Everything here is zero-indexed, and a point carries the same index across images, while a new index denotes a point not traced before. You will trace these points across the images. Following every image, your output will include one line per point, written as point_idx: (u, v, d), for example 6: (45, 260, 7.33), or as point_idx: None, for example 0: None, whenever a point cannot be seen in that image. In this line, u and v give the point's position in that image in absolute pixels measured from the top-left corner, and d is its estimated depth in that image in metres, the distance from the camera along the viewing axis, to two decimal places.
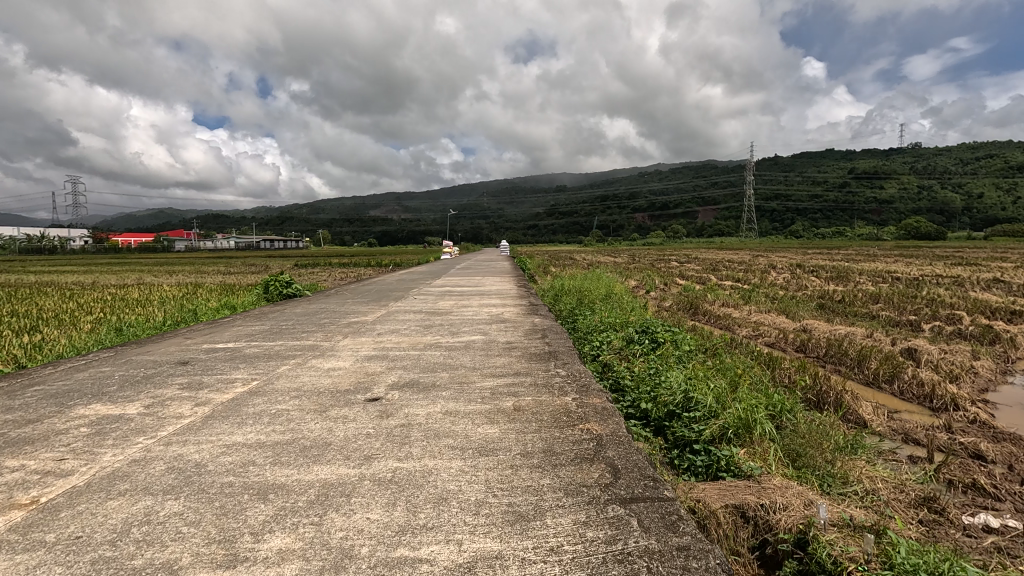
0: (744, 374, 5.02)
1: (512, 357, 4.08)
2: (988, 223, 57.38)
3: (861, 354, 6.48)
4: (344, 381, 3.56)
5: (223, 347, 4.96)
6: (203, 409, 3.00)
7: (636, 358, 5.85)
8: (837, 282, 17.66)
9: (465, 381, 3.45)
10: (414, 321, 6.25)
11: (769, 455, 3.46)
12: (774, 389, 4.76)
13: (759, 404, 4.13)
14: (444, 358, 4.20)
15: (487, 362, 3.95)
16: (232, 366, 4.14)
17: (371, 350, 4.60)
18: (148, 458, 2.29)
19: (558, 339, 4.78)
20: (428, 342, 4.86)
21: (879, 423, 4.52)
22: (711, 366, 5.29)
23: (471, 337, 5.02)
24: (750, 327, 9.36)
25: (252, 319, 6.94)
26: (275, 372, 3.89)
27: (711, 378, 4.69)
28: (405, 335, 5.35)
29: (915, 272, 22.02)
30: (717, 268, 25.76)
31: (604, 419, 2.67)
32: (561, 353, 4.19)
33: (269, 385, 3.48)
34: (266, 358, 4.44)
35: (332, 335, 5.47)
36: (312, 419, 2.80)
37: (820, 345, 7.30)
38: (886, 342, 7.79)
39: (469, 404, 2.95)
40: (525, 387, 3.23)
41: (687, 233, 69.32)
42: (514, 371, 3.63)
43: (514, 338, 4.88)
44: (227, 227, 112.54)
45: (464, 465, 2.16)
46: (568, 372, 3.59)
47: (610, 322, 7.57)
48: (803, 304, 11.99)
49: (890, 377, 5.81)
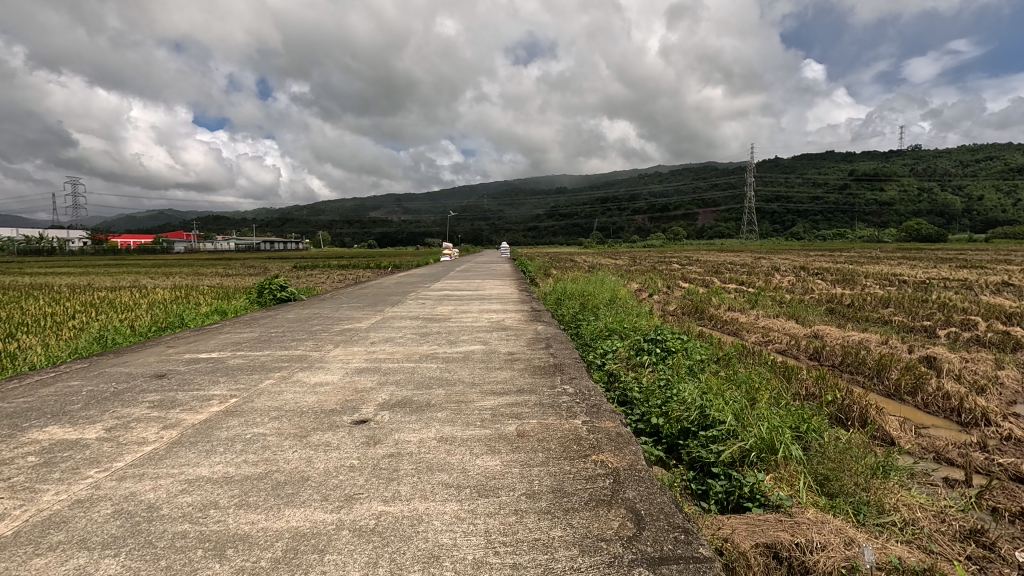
0: (762, 386, 4.71)
1: (515, 371, 3.77)
2: (989, 225, 57.14)
3: (880, 364, 6.19)
4: (331, 399, 3.25)
5: (205, 358, 4.62)
6: (169, 434, 2.69)
7: (645, 368, 5.55)
8: (842, 285, 17.38)
9: (463, 400, 3.14)
10: (410, 328, 5.93)
11: (797, 482, 3.15)
12: (795, 403, 4.46)
13: (783, 422, 3.82)
14: (441, 371, 3.89)
15: (488, 377, 3.65)
16: (212, 380, 3.82)
17: (363, 362, 4.29)
18: (93, 499, 1.98)
19: (562, 350, 4.48)
20: (424, 353, 4.54)
21: (909, 441, 4.21)
22: (725, 377, 4.99)
23: (469, 348, 4.70)
24: (760, 333, 9.06)
25: (241, 325, 6.63)
26: (257, 387, 3.57)
27: (727, 392, 4.39)
28: (400, 344, 5.04)
29: (920, 274, 21.77)
30: (720, 270, 25.48)
31: (619, 448, 2.36)
32: (567, 366, 3.88)
33: (248, 404, 3.17)
34: (249, 370, 4.12)
35: (324, 344, 5.15)
36: (289, 447, 2.48)
37: (835, 353, 7.00)
38: (903, 349, 7.48)
39: (467, 429, 2.63)
40: (529, 408, 2.93)
41: (688, 235, 69.06)
42: (517, 388, 3.32)
43: (517, 348, 4.57)
44: (226, 227, 112.29)
45: (460, 510, 1.85)
46: (576, 389, 3.28)
47: (616, 328, 7.28)
48: (811, 309, 11.69)
49: (912, 389, 5.51)
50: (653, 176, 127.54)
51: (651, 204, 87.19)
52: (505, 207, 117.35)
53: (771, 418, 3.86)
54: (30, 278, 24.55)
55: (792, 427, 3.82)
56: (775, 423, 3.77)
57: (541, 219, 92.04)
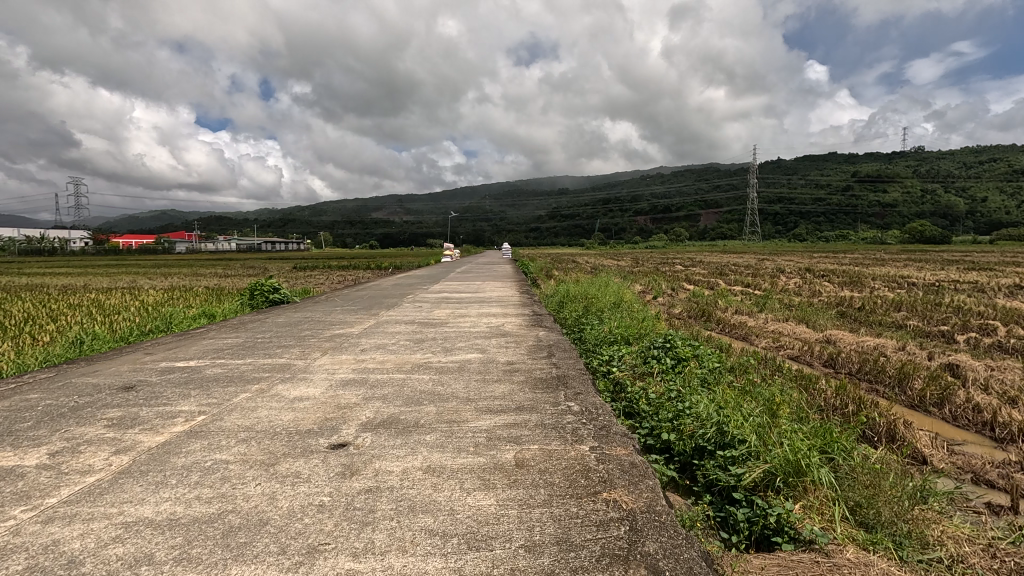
0: (782, 398, 4.37)
1: (514, 384, 3.45)
2: (993, 227, 56.73)
3: (901, 372, 5.84)
4: (309, 417, 2.92)
5: (181, 367, 4.29)
6: (120, 460, 2.36)
7: (654, 376, 5.23)
8: (850, 288, 17.02)
9: (455, 419, 2.81)
10: (404, 334, 5.59)
11: (830, 511, 2.82)
12: (818, 419, 4.12)
13: (808, 441, 3.49)
14: (434, 384, 3.55)
15: (484, 391, 3.31)
16: (183, 393, 3.49)
17: (350, 373, 3.96)
18: (6, 550, 1.65)
19: (566, 360, 4.15)
20: (418, 363, 4.20)
21: (943, 459, 3.86)
22: (741, 388, 4.66)
23: (466, 356, 4.37)
24: (770, 338, 8.71)
25: (227, 330, 6.31)
26: (229, 402, 3.24)
27: (746, 406, 4.05)
28: (392, 352, 4.71)
29: (928, 276, 21.39)
30: (724, 271, 25.10)
31: (634, 484, 2.03)
32: (571, 379, 3.54)
33: (216, 422, 2.84)
34: (225, 382, 3.79)
35: (310, 352, 4.82)
36: (253, 478, 2.14)
37: (852, 360, 6.65)
38: (922, 356, 7.13)
39: (459, 456, 2.30)
40: (529, 431, 2.59)
41: (690, 236, 68.73)
42: (517, 405, 2.98)
43: (517, 357, 4.24)
44: (228, 228, 112.23)
45: (444, 569, 1.52)
46: (582, 407, 2.94)
47: (621, 333, 6.95)
48: (821, 312, 11.34)
49: (939, 400, 5.16)
50: (655, 177, 127.10)
51: (653, 205, 86.79)
52: (506, 208, 117.05)
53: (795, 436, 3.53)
54: (27, 279, 24.35)
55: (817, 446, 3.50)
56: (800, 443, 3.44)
57: (543, 220, 91.82)
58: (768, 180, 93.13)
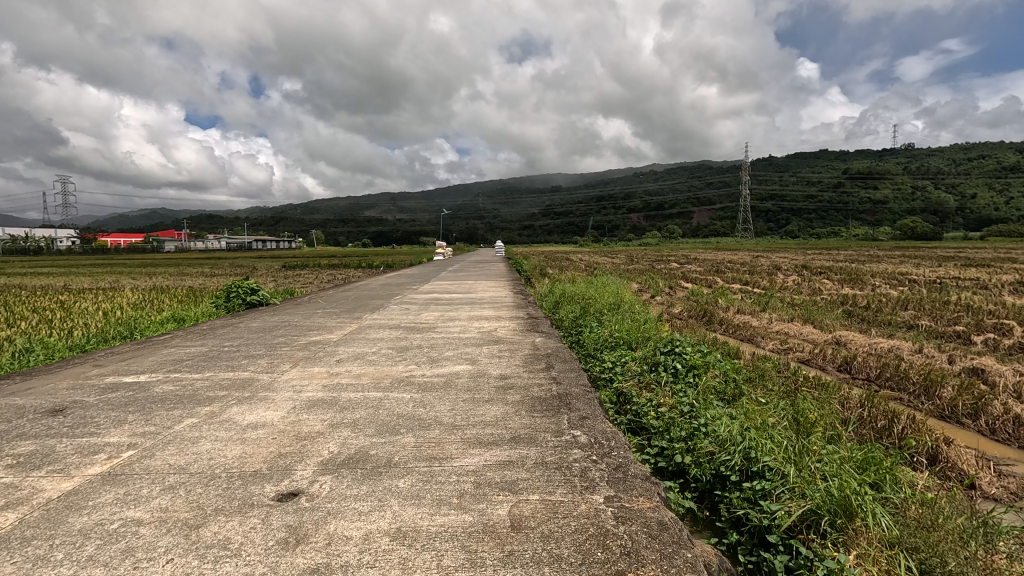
0: (811, 412, 3.92)
1: (508, 406, 2.94)
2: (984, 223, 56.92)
3: (928, 380, 5.37)
4: (259, 454, 2.39)
5: (128, 384, 3.73)
6: (3, 521, 1.83)
7: (663, 386, 4.76)
8: (852, 285, 16.61)
9: (436, 455, 2.30)
10: (387, 342, 5.06)
11: (889, 562, 2.34)
12: (852, 439, 3.68)
13: (853, 468, 3.03)
14: (414, 406, 3.03)
15: (473, 415, 2.80)
16: (118, 419, 2.94)
17: (319, 391, 3.43)
18: None
19: (566, 372, 3.66)
20: (399, 378, 3.68)
21: (994, 484, 3.40)
22: (763, 402, 4.20)
23: (454, 369, 3.86)
24: (778, 340, 8.26)
25: (188, 337, 5.74)
26: (168, 431, 2.70)
27: (773, 426, 3.60)
28: (372, 363, 4.18)
29: (926, 274, 21.10)
30: (720, 269, 24.69)
31: (668, 562, 1.53)
32: (575, 399, 3.05)
33: (143, 463, 2.31)
34: (174, 403, 3.25)
35: (278, 365, 4.27)
36: (166, 550, 1.63)
37: (871, 365, 6.18)
38: (942, 359, 6.68)
39: (439, 514, 1.80)
40: (527, 474, 2.09)
41: (684, 233, 68.48)
42: (512, 435, 2.49)
43: (511, 371, 3.73)
44: (218, 227, 111.04)
45: None
46: (590, 438, 2.44)
47: (624, 338, 6.46)
48: (827, 312, 10.90)
49: (973, 411, 4.69)
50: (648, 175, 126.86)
51: (647, 203, 86.47)
52: (499, 206, 116.49)
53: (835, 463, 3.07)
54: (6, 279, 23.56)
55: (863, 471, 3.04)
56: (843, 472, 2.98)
57: (536, 218, 91.43)
58: (761, 178, 93.14)
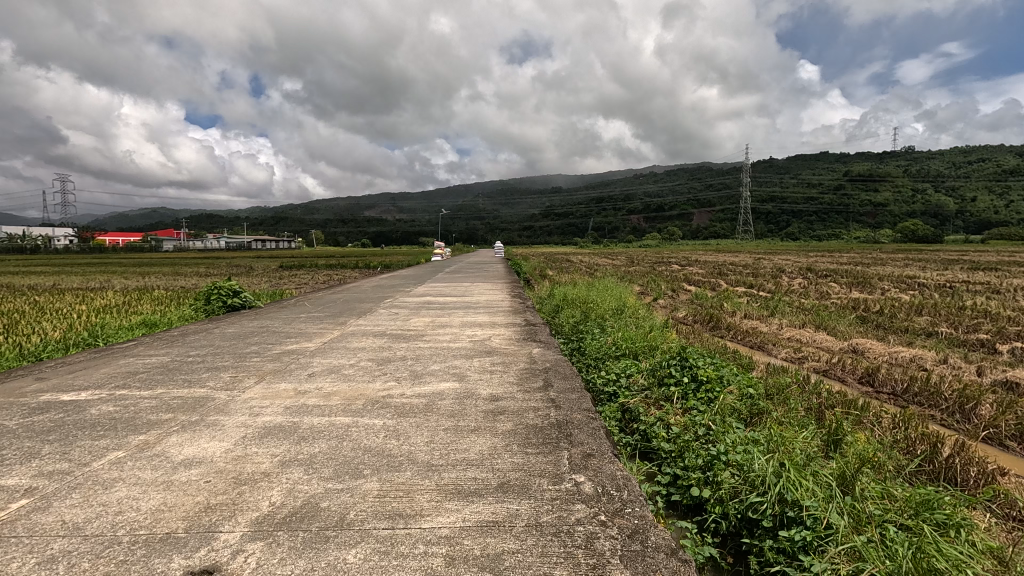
0: (851, 443, 3.47)
1: (496, 440, 2.45)
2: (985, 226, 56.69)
3: (964, 395, 4.88)
4: (180, 506, 1.90)
5: (61, 405, 3.22)
6: None
7: (674, 404, 4.31)
8: (859, 289, 16.24)
9: (401, 513, 1.80)
10: (368, 353, 4.56)
11: None
12: (902, 476, 3.23)
13: (916, 518, 2.57)
14: (386, 438, 2.53)
15: (454, 452, 2.32)
16: (28, 452, 2.44)
17: (278, 415, 2.93)
18: None
19: (566, 392, 3.19)
20: (374, 399, 3.18)
21: None
22: (792, 428, 3.76)
23: (438, 389, 3.36)
24: (790, 348, 7.81)
25: (153, 345, 5.24)
26: (82, 472, 2.21)
27: (812, 463, 3.15)
28: (347, 380, 3.69)
29: (934, 277, 20.64)
30: (723, 271, 24.25)
31: None
32: (576, 430, 2.56)
33: (29, 521, 1.81)
34: (103, 430, 2.75)
35: (241, 380, 3.76)
36: None
37: (895, 378, 5.72)
38: (970, 371, 6.22)
39: None
40: (516, 543, 1.61)
41: (684, 235, 68.10)
42: (500, 482, 2.00)
43: (504, 391, 3.24)
44: (217, 226, 110.65)
45: None
46: (594, 489, 1.96)
47: (629, 347, 5.99)
48: (838, 317, 10.45)
49: (1018, 432, 4.22)
50: (648, 176, 126.63)
51: (647, 203, 86.06)
52: (499, 207, 116.07)
53: (891, 514, 2.62)
54: None
55: (926, 520, 2.59)
56: (904, 524, 2.53)
57: (536, 220, 91.02)
58: (762, 181, 92.82)
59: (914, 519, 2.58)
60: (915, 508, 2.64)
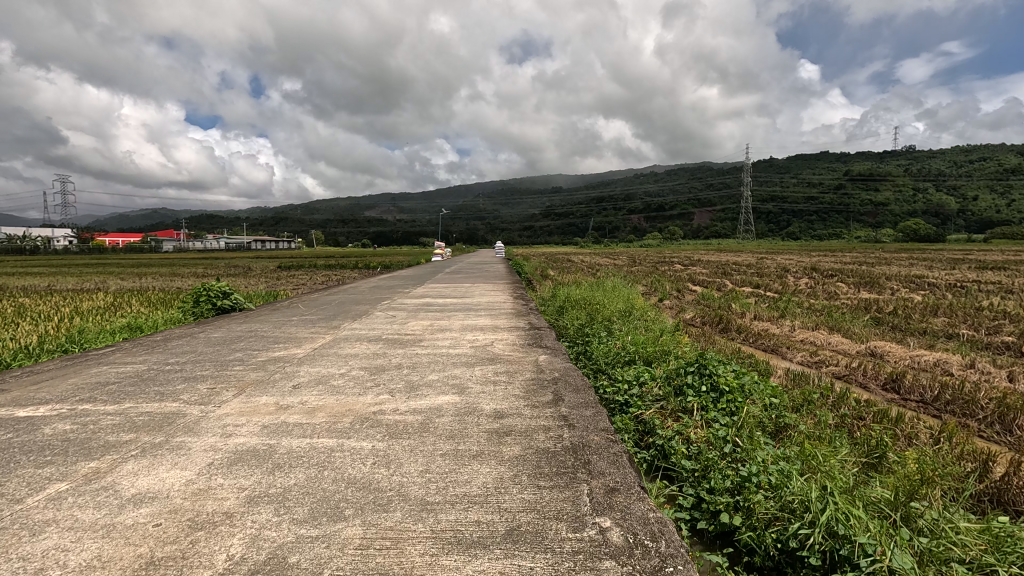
0: (898, 465, 3.14)
1: (501, 470, 2.10)
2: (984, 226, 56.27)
3: (1007, 406, 4.52)
4: (118, 561, 1.55)
5: (12, 424, 2.86)
6: None
7: (693, 418, 3.96)
8: (867, 289, 15.94)
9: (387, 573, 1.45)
10: (361, 360, 4.21)
11: None
12: (957, 502, 2.89)
13: (991, 558, 2.23)
14: (374, 466, 2.18)
15: (454, 485, 1.97)
16: None
17: (252, 436, 2.57)
18: None
19: (579, 409, 2.84)
20: (363, 416, 2.82)
21: None
22: (827, 444, 3.43)
23: (436, 404, 3.00)
24: (806, 351, 7.48)
25: (131, 352, 4.87)
26: (10, 512, 1.85)
27: (856, 487, 2.82)
28: (335, 392, 3.33)
29: (943, 277, 20.24)
30: (727, 271, 23.88)
31: None
32: (596, 457, 2.21)
33: None
34: (49, 455, 2.39)
35: (219, 392, 3.39)
36: None
37: (924, 385, 5.36)
38: (1001, 376, 5.86)
39: None
40: None
41: (685, 235, 67.83)
42: (509, 530, 1.66)
43: (509, 406, 2.89)
44: (218, 227, 110.48)
45: None
46: (622, 539, 1.61)
47: (639, 352, 5.65)
48: (852, 318, 10.09)
49: None
50: (649, 176, 126.24)
51: (648, 203, 85.74)
52: (499, 206, 115.77)
53: (959, 551, 2.28)
54: None
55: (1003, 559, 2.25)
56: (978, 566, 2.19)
57: (537, 219, 90.80)
58: (763, 180, 92.43)
59: (990, 558, 2.24)
60: (989, 546, 2.30)
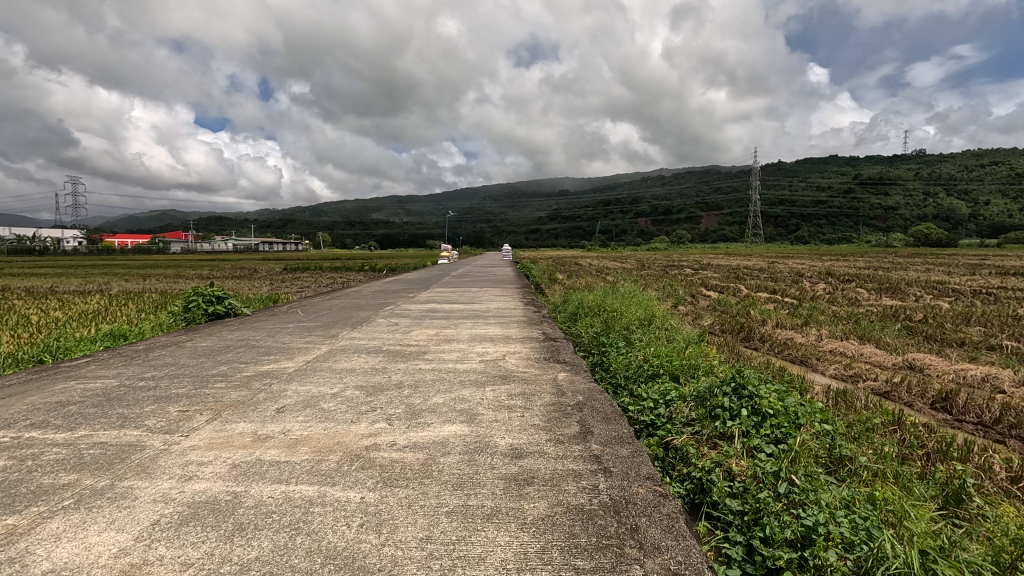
0: (990, 517, 2.65)
1: (525, 543, 1.62)
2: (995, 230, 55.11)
3: None
4: None
5: None
6: None
7: (733, 446, 3.46)
8: (889, 295, 15.34)
9: None
10: (357, 377, 3.74)
11: None
12: None
13: None
14: (361, 529, 1.71)
15: (465, 566, 1.50)
16: None
17: (212, 481, 2.09)
18: None
19: (615, 447, 2.36)
20: (354, 453, 2.33)
21: None
22: (899, 489, 2.93)
23: (441, 436, 2.52)
24: (838, 363, 6.97)
25: (104, 364, 4.41)
26: None
27: (951, 548, 2.33)
28: (325, 419, 2.85)
29: (966, 282, 19.50)
30: (739, 275, 23.25)
31: None
32: (646, 523, 1.73)
33: None
34: None
35: (190, 418, 2.92)
36: None
37: (985, 407, 4.81)
38: None
39: None
40: None
41: (693, 238, 67.21)
42: None
43: (528, 442, 2.41)
44: (226, 228, 111.03)
45: None
46: None
47: (663, 365, 5.15)
48: (881, 327, 9.51)
49: None
50: (656, 178, 125.30)
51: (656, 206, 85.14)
52: (506, 209, 115.27)
53: None
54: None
55: None
56: None
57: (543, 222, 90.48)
58: (772, 184, 91.51)
59: None
60: None
